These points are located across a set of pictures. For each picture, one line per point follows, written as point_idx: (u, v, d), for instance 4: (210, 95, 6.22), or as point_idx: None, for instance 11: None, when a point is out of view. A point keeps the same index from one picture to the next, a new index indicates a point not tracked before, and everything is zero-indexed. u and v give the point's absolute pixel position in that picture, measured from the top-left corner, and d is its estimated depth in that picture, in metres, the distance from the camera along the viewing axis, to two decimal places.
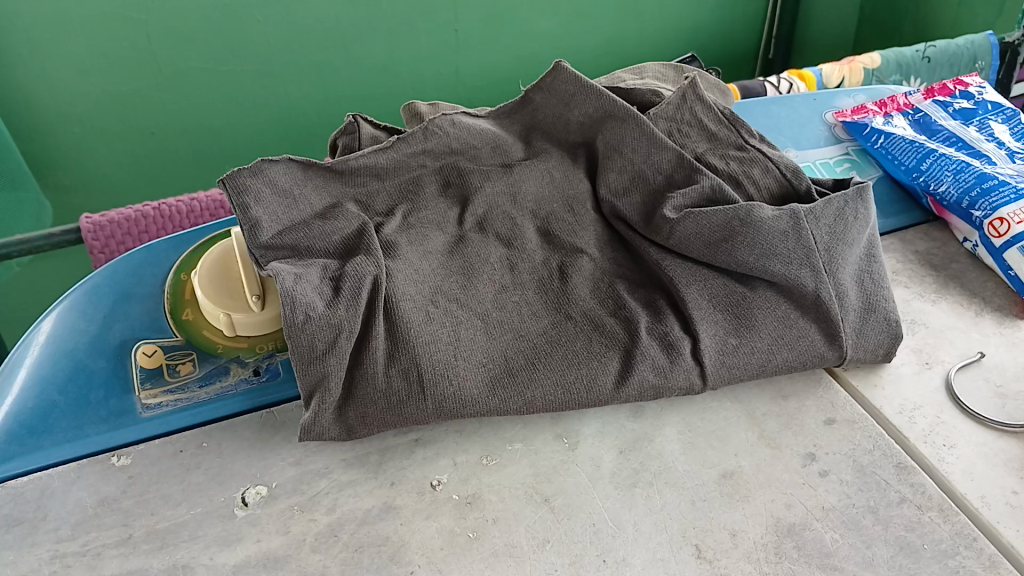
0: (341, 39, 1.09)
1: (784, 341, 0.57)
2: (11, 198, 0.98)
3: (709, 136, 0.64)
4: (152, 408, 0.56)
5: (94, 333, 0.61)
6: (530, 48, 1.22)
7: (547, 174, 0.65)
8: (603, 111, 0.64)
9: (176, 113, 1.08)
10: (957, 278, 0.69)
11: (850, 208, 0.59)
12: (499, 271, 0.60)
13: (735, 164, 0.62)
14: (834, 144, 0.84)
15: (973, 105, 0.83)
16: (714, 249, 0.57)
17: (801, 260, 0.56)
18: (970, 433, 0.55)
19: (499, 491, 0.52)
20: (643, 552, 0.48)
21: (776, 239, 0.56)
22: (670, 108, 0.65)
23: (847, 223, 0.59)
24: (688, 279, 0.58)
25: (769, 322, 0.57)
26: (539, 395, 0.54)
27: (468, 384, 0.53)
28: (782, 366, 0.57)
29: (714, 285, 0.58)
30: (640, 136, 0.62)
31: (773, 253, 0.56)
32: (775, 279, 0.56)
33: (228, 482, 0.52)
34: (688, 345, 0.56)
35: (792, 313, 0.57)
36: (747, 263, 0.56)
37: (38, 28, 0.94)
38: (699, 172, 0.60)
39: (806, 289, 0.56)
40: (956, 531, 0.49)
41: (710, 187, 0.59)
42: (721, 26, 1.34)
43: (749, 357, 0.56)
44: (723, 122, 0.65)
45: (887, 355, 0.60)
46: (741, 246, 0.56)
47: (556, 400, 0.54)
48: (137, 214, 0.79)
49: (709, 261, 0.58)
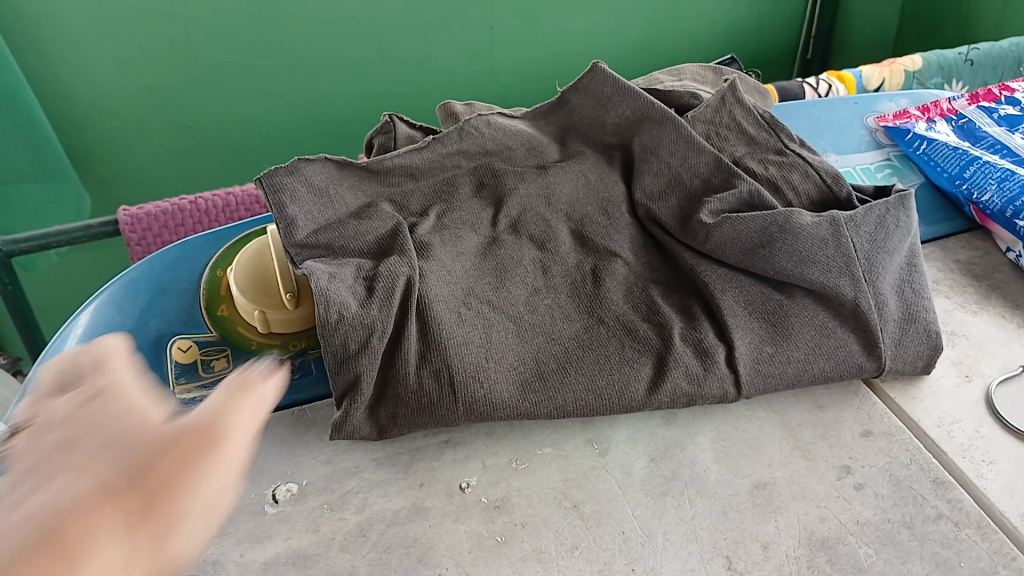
0: (375, 36, 1.09)
1: (822, 350, 0.56)
2: (48, 189, 0.99)
3: (749, 140, 0.63)
4: (187, 403, 0.56)
5: (129, 329, 0.62)
6: (565, 44, 1.21)
7: (582, 176, 0.64)
8: (640, 112, 0.63)
9: (212, 107, 1.08)
10: (999, 289, 0.68)
11: (891, 216, 0.58)
12: (532, 274, 0.59)
13: (774, 169, 0.62)
14: (875, 149, 0.82)
15: (1019, 112, 0.81)
16: (751, 255, 0.56)
17: (840, 268, 0.55)
18: (1011, 449, 0.54)
19: (528, 495, 0.51)
20: (673, 563, 0.47)
21: (815, 247, 0.55)
22: (708, 111, 0.64)
23: (888, 231, 0.58)
24: (724, 286, 0.57)
25: (806, 331, 0.56)
26: (571, 401, 0.53)
27: (501, 389, 0.53)
28: (820, 376, 0.56)
29: (750, 292, 0.57)
30: (678, 140, 0.61)
31: (812, 261, 0.55)
32: (814, 287, 0.55)
33: (259, 479, 0.52)
34: (722, 352, 0.55)
35: (831, 323, 0.56)
36: (785, 270, 0.55)
37: (77, 21, 0.95)
38: (737, 176, 0.60)
39: (845, 298, 0.55)
40: (994, 549, 0.48)
41: (748, 192, 0.58)
42: (758, 26, 1.33)
43: (785, 367, 0.55)
44: (763, 126, 0.64)
45: (926, 367, 0.59)
46: (780, 253, 0.55)
47: (586, 407, 0.53)
48: (173, 208, 0.80)
49: (745, 266, 0.57)
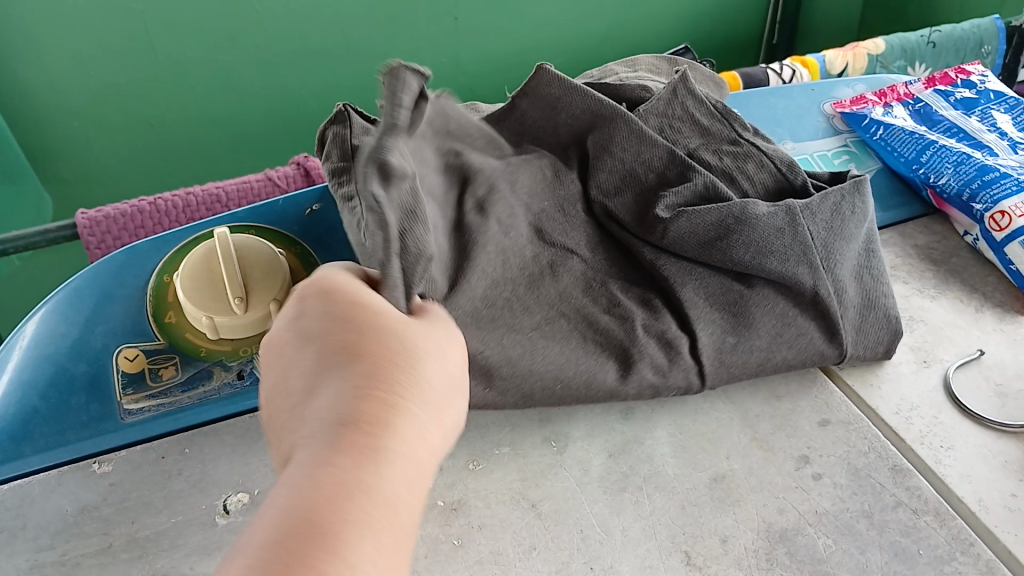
0: (338, 29, 1.07)
1: (783, 338, 0.56)
2: (8, 191, 0.97)
3: (702, 131, 0.63)
4: (135, 413, 0.56)
5: (74, 338, 0.58)
6: (531, 34, 1.20)
7: (540, 172, 0.62)
8: (590, 111, 0.62)
9: (174, 104, 1.07)
10: (957, 273, 0.68)
11: (846, 203, 0.58)
12: (493, 260, 0.55)
13: (729, 160, 0.61)
14: (833, 135, 0.82)
15: (975, 95, 0.81)
16: (709, 249, 0.56)
17: (798, 257, 0.55)
18: (969, 435, 0.54)
19: (485, 496, 0.51)
20: (631, 560, 0.47)
21: (772, 237, 0.55)
22: (660, 104, 0.63)
23: (844, 218, 0.58)
24: (684, 278, 0.57)
25: (768, 320, 0.56)
26: (537, 392, 0.53)
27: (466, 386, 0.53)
28: (782, 364, 0.57)
29: (711, 283, 0.57)
30: (629, 135, 0.61)
31: (770, 253, 0.55)
32: (772, 274, 0.55)
33: (210, 489, 0.52)
34: (686, 343, 0.56)
35: (791, 311, 0.57)
36: (743, 261, 0.55)
37: (31, 18, 0.92)
38: (692, 169, 0.59)
39: (804, 287, 0.55)
40: (952, 536, 0.48)
41: (703, 185, 0.58)
42: (723, 11, 1.32)
43: (749, 354, 0.56)
44: (716, 116, 0.63)
45: (887, 352, 0.59)
46: (737, 245, 0.55)
47: (553, 397, 0.54)
48: (133, 210, 0.76)
49: (705, 260, 0.56)
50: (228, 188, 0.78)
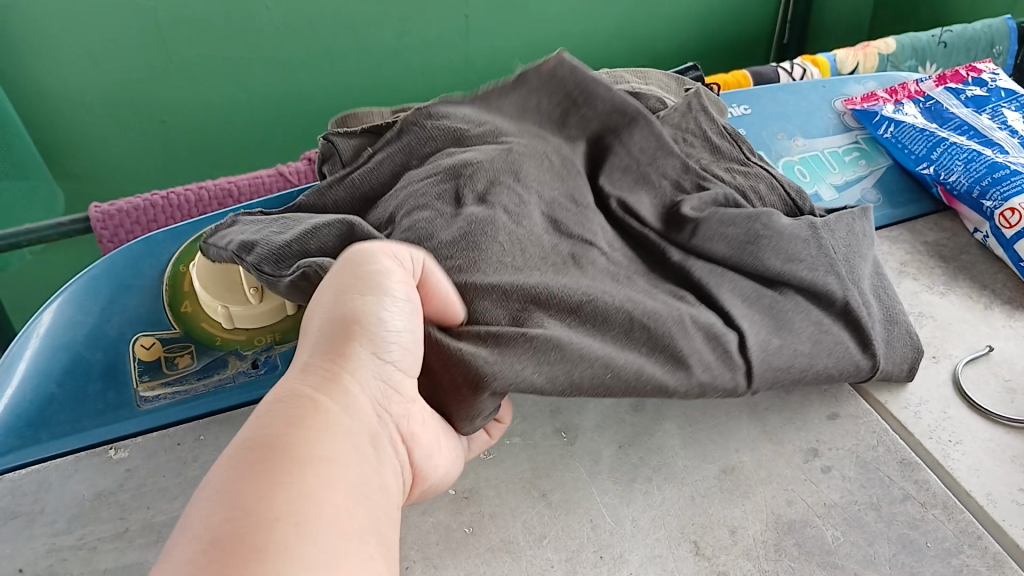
0: (350, 26, 1.08)
1: (823, 344, 0.54)
2: (23, 185, 0.98)
3: (713, 149, 0.64)
4: (150, 401, 0.57)
5: (92, 326, 0.60)
6: (542, 32, 1.21)
7: (546, 158, 0.59)
8: (611, 106, 0.61)
9: (186, 99, 1.07)
10: (966, 270, 0.68)
11: (856, 227, 0.62)
12: (511, 250, 0.52)
13: (740, 178, 0.63)
14: (843, 132, 0.82)
15: (986, 93, 0.81)
16: (741, 250, 0.57)
17: (825, 268, 0.57)
18: (977, 429, 0.54)
19: (496, 485, 0.51)
20: (641, 549, 0.47)
21: (798, 246, 0.57)
22: (676, 114, 0.65)
23: (857, 240, 0.61)
24: (717, 280, 0.56)
25: (806, 326, 0.55)
26: (589, 377, 0.46)
27: (513, 366, 0.45)
28: (822, 374, 0.54)
29: (743, 286, 0.56)
30: (651, 138, 0.61)
31: (798, 259, 0.57)
32: (805, 286, 0.56)
33: None
34: (734, 340, 0.52)
35: (825, 321, 0.55)
36: (774, 266, 0.56)
37: (47, 14, 0.93)
38: (708, 181, 0.61)
39: (835, 295, 0.56)
40: (960, 529, 0.48)
41: (723, 195, 0.60)
42: (734, 9, 1.32)
43: (793, 358, 0.53)
44: (724, 136, 0.65)
45: (910, 373, 0.57)
46: (767, 249, 0.56)
47: (609, 383, 0.47)
48: (145, 203, 0.76)
49: (735, 264, 0.57)
50: (241, 184, 0.78)
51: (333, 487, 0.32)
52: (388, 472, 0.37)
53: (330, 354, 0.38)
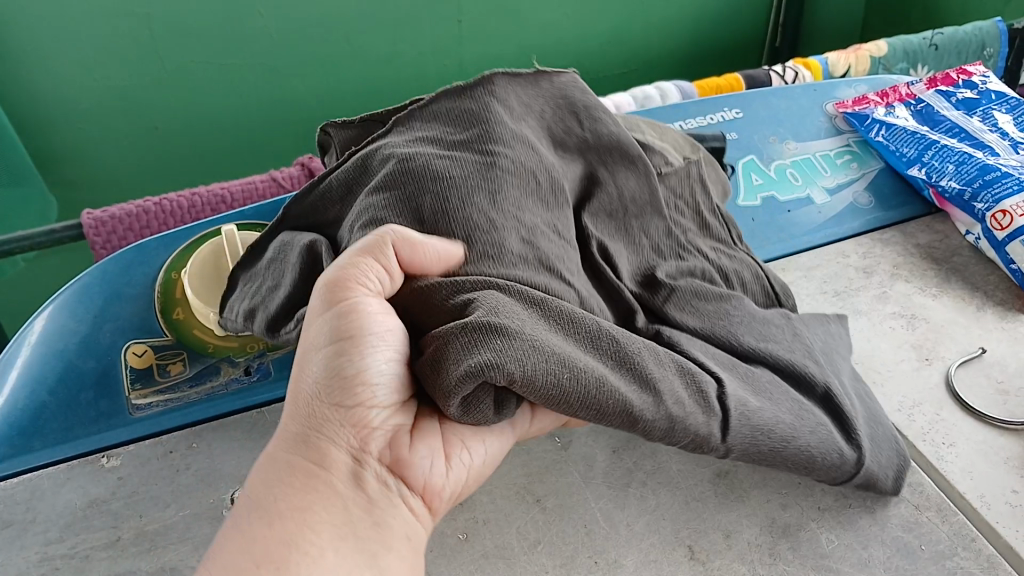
0: (343, 32, 1.08)
1: (805, 422, 0.47)
2: (16, 193, 0.97)
3: (702, 224, 0.58)
4: (143, 409, 0.57)
5: (84, 334, 0.59)
6: (534, 36, 1.21)
7: (532, 174, 0.47)
8: (610, 138, 0.53)
9: (179, 106, 1.07)
10: (959, 272, 0.68)
11: (836, 328, 0.58)
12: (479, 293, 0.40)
13: (724, 258, 0.56)
14: (835, 135, 0.82)
15: (976, 95, 0.81)
16: (716, 321, 0.50)
17: (803, 356, 0.51)
18: (970, 431, 0.55)
19: (490, 491, 0.51)
20: (635, 554, 0.47)
21: (773, 330, 0.52)
22: (675, 174, 0.58)
23: (838, 343, 0.56)
24: (694, 344, 0.48)
25: (784, 400, 0.47)
26: (549, 382, 0.37)
27: (453, 355, 0.36)
28: (802, 451, 0.46)
29: (718, 352, 0.49)
30: (637, 177, 0.54)
31: (772, 340, 0.51)
32: (783, 365, 0.50)
33: (217, 483, 0.52)
34: (712, 387, 0.44)
35: (806, 407, 0.48)
36: (749, 344, 0.50)
37: (39, 20, 0.92)
38: (688, 253, 0.55)
39: (815, 383, 0.50)
40: (954, 531, 0.48)
41: (701, 269, 0.54)
42: (726, 12, 1.33)
43: (771, 423, 0.45)
44: (717, 217, 0.59)
45: (897, 488, 0.50)
46: (744, 326, 0.51)
47: (568, 387, 0.37)
48: (138, 210, 0.76)
49: (710, 334, 0.50)
50: (233, 188, 0.78)
51: (308, 535, 0.35)
52: (387, 508, 0.38)
53: (298, 416, 0.39)
